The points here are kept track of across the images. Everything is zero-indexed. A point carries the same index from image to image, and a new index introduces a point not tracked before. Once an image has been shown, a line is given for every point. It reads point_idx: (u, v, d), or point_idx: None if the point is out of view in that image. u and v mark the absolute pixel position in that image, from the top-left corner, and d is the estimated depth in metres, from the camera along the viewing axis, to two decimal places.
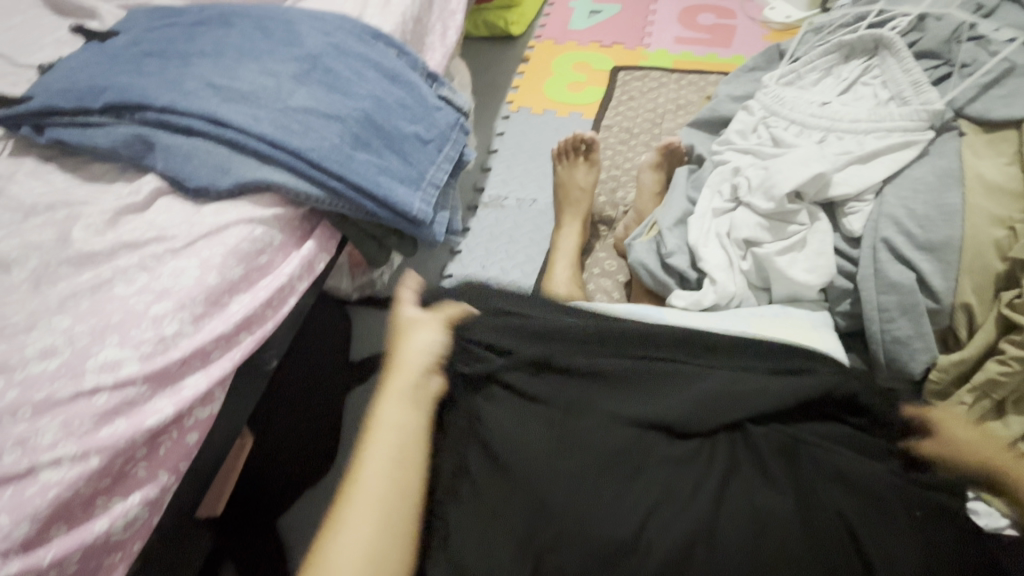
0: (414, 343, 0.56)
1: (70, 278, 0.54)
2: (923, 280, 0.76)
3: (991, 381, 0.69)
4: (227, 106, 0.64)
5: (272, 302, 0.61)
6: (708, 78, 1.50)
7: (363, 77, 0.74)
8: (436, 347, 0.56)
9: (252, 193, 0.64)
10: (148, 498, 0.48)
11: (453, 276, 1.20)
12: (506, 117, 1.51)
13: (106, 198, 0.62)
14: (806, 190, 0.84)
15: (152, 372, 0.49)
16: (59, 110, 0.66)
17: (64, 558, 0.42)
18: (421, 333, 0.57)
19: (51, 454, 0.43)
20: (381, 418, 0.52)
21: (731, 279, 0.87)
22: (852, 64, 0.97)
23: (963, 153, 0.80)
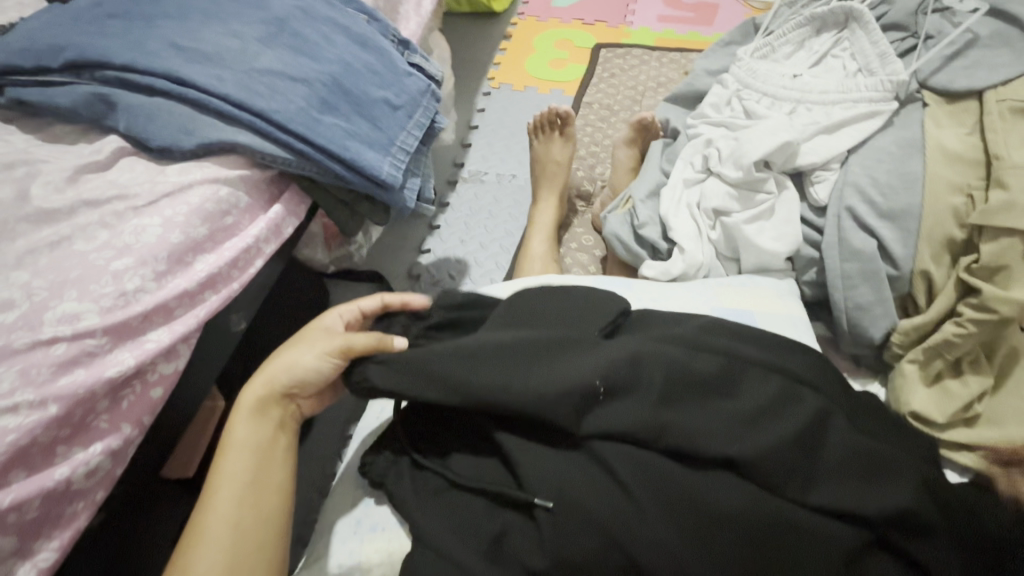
0: (293, 355, 0.56)
1: (29, 235, 0.54)
2: (884, 247, 0.77)
3: (945, 343, 0.71)
4: (190, 66, 0.64)
5: (237, 262, 0.61)
6: (688, 56, 1.51)
7: (331, 41, 0.73)
8: (319, 366, 0.55)
9: (218, 154, 0.64)
10: (110, 449, 0.49)
11: (431, 250, 1.20)
12: (487, 94, 1.50)
13: (67, 157, 0.62)
14: (773, 159, 0.85)
15: (112, 325, 0.50)
16: (18, 68, 0.65)
17: (23, 503, 0.43)
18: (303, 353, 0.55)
19: (8, 401, 0.44)
20: (230, 442, 0.52)
21: (700, 248, 0.89)
22: (824, 37, 0.98)
23: (925, 123, 0.81)
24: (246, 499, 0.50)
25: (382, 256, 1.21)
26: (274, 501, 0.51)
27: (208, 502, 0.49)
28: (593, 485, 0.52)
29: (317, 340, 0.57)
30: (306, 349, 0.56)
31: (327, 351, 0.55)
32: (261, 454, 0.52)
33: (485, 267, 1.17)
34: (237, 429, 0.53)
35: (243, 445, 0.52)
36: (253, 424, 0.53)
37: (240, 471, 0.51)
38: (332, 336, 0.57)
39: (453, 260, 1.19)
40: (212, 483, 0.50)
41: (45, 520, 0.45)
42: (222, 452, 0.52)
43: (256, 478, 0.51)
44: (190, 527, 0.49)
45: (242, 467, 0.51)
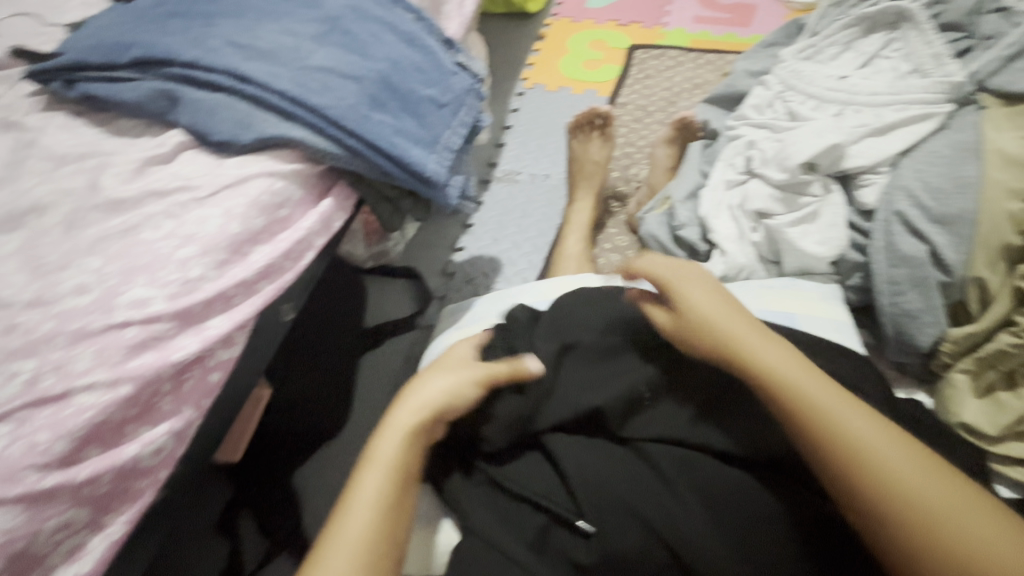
0: (431, 379, 0.56)
1: (100, 224, 0.57)
2: (935, 252, 0.75)
3: (999, 353, 0.69)
4: (248, 63, 0.66)
5: (290, 254, 0.63)
6: (725, 58, 1.49)
7: (381, 40, 0.75)
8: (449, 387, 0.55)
9: (272, 149, 0.66)
10: (173, 430, 0.51)
11: (464, 248, 1.21)
12: (522, 94, 1.51)
13: (133, 150, 0.65)
14: (819, 162, 0.84)
15: (178, 311, 0.52)
16: (88, 65, 0.68)
17: (97, 477, 0.45)
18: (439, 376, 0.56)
19: (85, 379, 0.46)
20: (376, 455, 0.52)
21: (741, 250, 0.88)
22: (873, 37, 0.96)
23: (981, 126, 0.78)
24: (382, 526, 0.48)
25: (417, 253, 1.22)
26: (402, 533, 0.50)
27: (345, 520, 0.48)
28: (640, 484, 0.53)
29: (462, 368, 0.57)
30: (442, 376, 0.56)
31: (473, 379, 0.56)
32: (402, 473, 0.51)
33: (518, 266, 1.17)
34: (384, 447, 0.52)
35: (389, 465, 0.51)
36: (399, 442, 0.52)
37: (379, 492, 0.50)
38: (468, 365, 0.58)
39: (486, 258, 1.19)
40: (351, 499, 0.50)
41: (115, 495, 0.47)
42: (365, 467, 0.52)
43: (392, 504, 0.50)
44: (319, 542, 0.48)
45: (382, 486, 0.50)
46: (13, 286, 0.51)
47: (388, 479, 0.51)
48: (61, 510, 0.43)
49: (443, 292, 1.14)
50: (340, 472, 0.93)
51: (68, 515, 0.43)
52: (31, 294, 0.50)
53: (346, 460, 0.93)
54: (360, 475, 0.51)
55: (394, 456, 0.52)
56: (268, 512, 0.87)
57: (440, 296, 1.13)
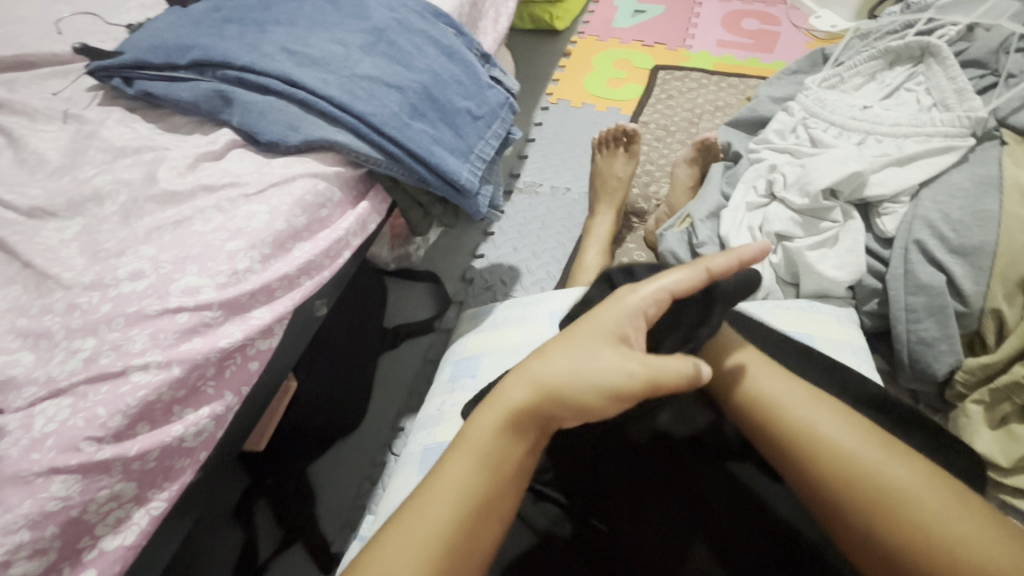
0: (581, 360, 0.46)
1: (155, 214, 0.60)
2: (953, 282, 0.76)
3: (1016, 384, 0.69)
4: (300, 69, 0.69)
5: (330, 252, 0.66)
6: (747, 82, 1.51)
7: (423, 53, 0.78)
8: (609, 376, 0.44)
9: (317, 151, 0.69)
10: (215, 413, 0.53)
11: (484, 255, 1.23)
12: (546, 108, 1.55)
13: (186, 146, 0.68)
14: (841, 188, 0.86)
15: (226, 300, 0.54)
16: (148, 64, 0.72)
17: (145, 453, 0.47)
18: (604, 359, 0.45)
19: (141, 359, 0.48)
20: (467, 438, 0.47)
21: (760, 271, 0.90)
22: (897, 70, 0.99)
23: (1003, 161, 0.80)
24: (462, 520, 0.44)
25: (438, 258, 1.25)
26: (488, 530, 0.45)
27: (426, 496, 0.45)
28: (690, 510, 0.55)
29: (602, 344, 0.47)
30: (584, 362, 0.46)
31: (630, 375, 0.44)
32: (492, 469, 0.46)
33: (537, 276, 1.18)
34: (480, 422, 0.47)
35: (477, 450, 0.46)
36: (491, 432, 0.46)
37: (463, 477, 0.45)
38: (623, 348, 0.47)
39: (505, 266, 1.20)
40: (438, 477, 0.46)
41: (159, 472, 0.49)
42: (456, 449, 0.47)
43: (466, 498, 0.45)
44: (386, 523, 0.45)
45: (466, 478, 0.45)
46: (74, 269, 0.54)
47: (477, 472, 0.45)
48: (113, 481, 0.45)
49: (462, 297, 1.16)
50: (351, 468, 0.96)
51: (118, 487, 0.46)
52: (90, 277, 0.53)
53: (360, 457, 0.97)
54: (450, 453, 0.47)
55: (483, 442, 0.46)
56: (282, 504, 0.88)
57: (458, 301, 1.15)
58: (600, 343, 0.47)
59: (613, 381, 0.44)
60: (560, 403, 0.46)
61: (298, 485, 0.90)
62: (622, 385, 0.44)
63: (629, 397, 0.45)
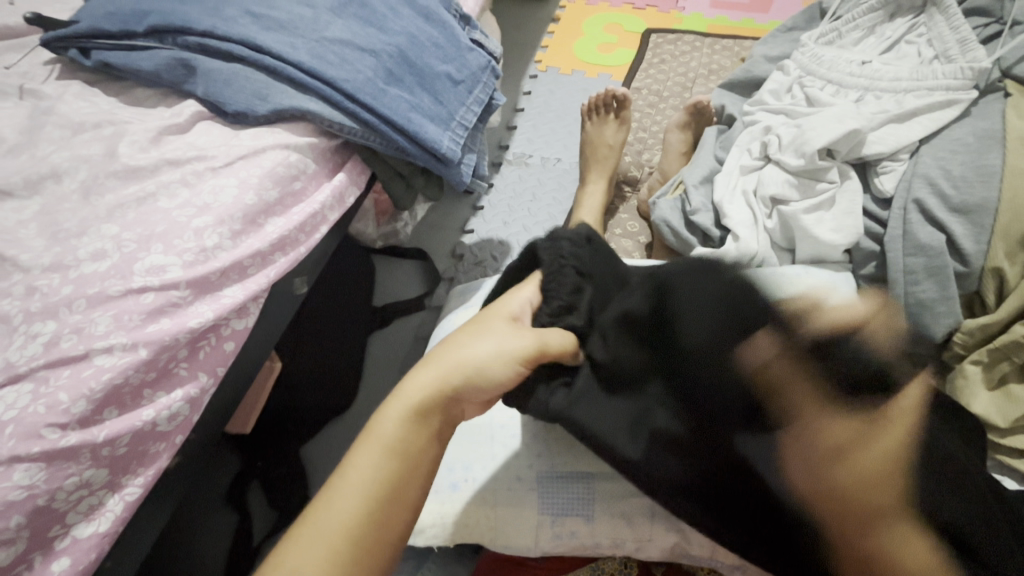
0: (470, 351, 0.44)
1: (118, 191, 0.57)
2: (953, 242, 0.74)
3: (1015, 343, 0.67)
4: (266, 33, 0.65)
5: (305, 227, 0.63)
6: (742, 44, 1.46)
7: (397, 14, 0.74)
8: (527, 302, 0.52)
9: (288, 121, 0.66)
10: (188, 396, 0.51)
11: (474, 231, 1.19)
12: (534, 76, 1.49)
13: (149, 119, 0.65)
14: (838, 148, 0.82)
15: (194, 278, 0.52)
16: (104, 33, 0.68)
17: (115, 438, 0.45)
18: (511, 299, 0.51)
19: (104, 342, 0.46)
20: (376, 434, 0.42)
21: (755, 237, 0.86)
22: (897, 22, 0.95)
23: (1007, 114, 0.77)
24: (364, 524, 0.39)
25: (427, 234, 1.21)
26: (394, 530, 0.41)
27: (328, 504, 0.40)
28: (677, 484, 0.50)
29: (488, 332, 0.46)
30: (476, 343, 0.45)
31: (515, 355, 0.44)
32: (406, 458, 0.42)
33: None
34: (361, 464, 0.41)
35: (353, 498, 0.40)
36: (404, 423, 0.42)
37: (372, 472, 0.41)
38: (512, 331, 0.46)
39: (496, 242, 1.16)
40: (340, 478, 0.41)
41: (132, 458, 0.47)
42: (363, 438, 0.42)
43: (385, 493, 0.41)
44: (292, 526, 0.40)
45: (379, 472, 0.41)
46: (32, 250, 0.51)
47: (388, 463, 0.41)
48: (81, 469, 0.44)
49: (452, 274, 1.13)
50: (346, 448, 0.94)
51: (87, 474, 0.44)
52: (49, 258, 0.51)
53: (354, 438, 0.95)
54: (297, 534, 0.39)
55: (396, 435, 0.42)
56: (274, 486, 0.87)
57: (449, 278, 1.12)
58: (496, 329, 0.47)
59: (500, 359, 0.44)
60: (469, 387, 0.44)
61: (292, 466, 0.89)
62: (519, 356, 0.44)
63: (525, 367, 0.45)
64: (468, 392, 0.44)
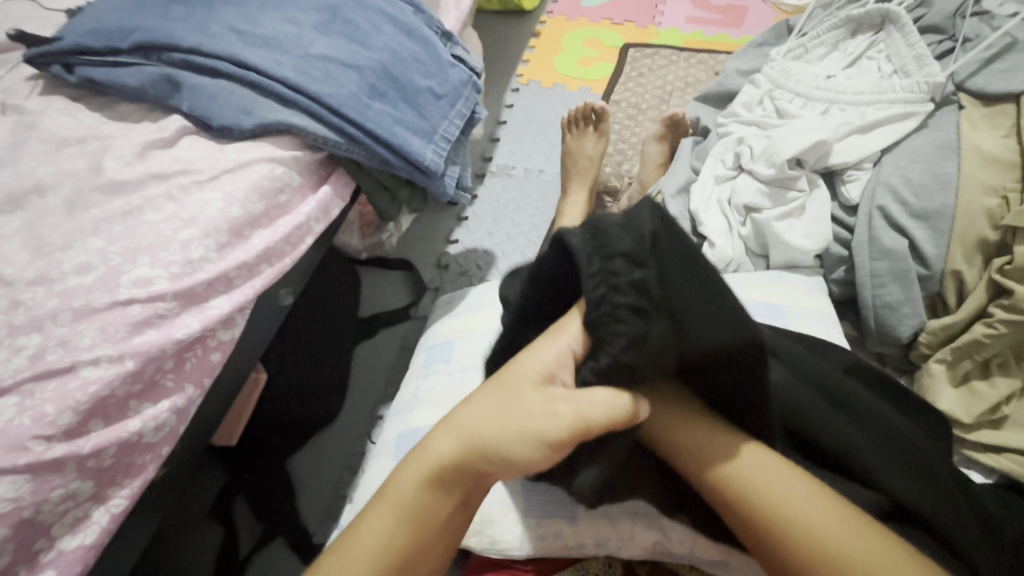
0: (485, 416, 0.41)
1: (103, 205, 0.58)
2: (915, 246, 0.78)
3: (975, 343, 0.71)
4: (251, 50, 0.67)
5: (291, 238, 0.64)
6: (716, 58, 1.51)
7: (380, 31, 0.76)
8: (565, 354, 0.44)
9: (273, 136, 0.67)
10: (175, 407, 0.51)
11: (458, 241, 1.21)
12: (516, 90, 1.52)
13: (134, 134, 0.65)
14: (805, 158, 0.86)
15: (180, 290, 0.52)
16: (88, 49, 0.69)
17: (101, 450, 0.46)
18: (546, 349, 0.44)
19: (90, 354, 0.47)
20: (388, 494, 0.44)
21: (730, 244, 0.90)
22: (859, 38, 1.00)
23: (961, 125, 0.82)
24: None
25: (412, 245, 1.22)
26: None
27: (346, 561, 0.42)
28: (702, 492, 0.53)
29: (518, 400, 0.41)
30: (492, 408, 0.42)
31: (544, 436, 0.39)
32: (414, 521, 0.42)
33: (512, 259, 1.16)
34: (372, 522, 0.43)
35: (364, 556, 0.42)
36: (414, 486, 0.43)
37: (387, 530, 0.42)
38: (545, 396, 0.40)
39: (480, 251, 1.18)
40: (355, 536, 0.43)
41: (118, 469, 0.48)
42: (378, 498, 0.44)
43: (393, 553, 0.42)
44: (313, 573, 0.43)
45: (389, 532, 0.42)
46: (16, 264, 0.52)
47: (397, 524, 0.42)
48: (67, 481, 0.44)
49: (437, 284, 1.14)
50: (333, 460, 0.94)
51: (73, 486, 0.44)
52: (34, 272, 0.51)
53: (341, 448, 0.95)
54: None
55: (405, 497, 0.43)
56: (259, 499, 0.87)
57: (434, 288, 1.13)
58: (524, 392, 0.41)
59: (528, 436, 0.39)
60: (488, 459, 0.41)
61: (278, 479, 0.89)
62: (547, 436, 0.39)
63: (560, 448, 0.39)
64: (486, 463, 0.41)
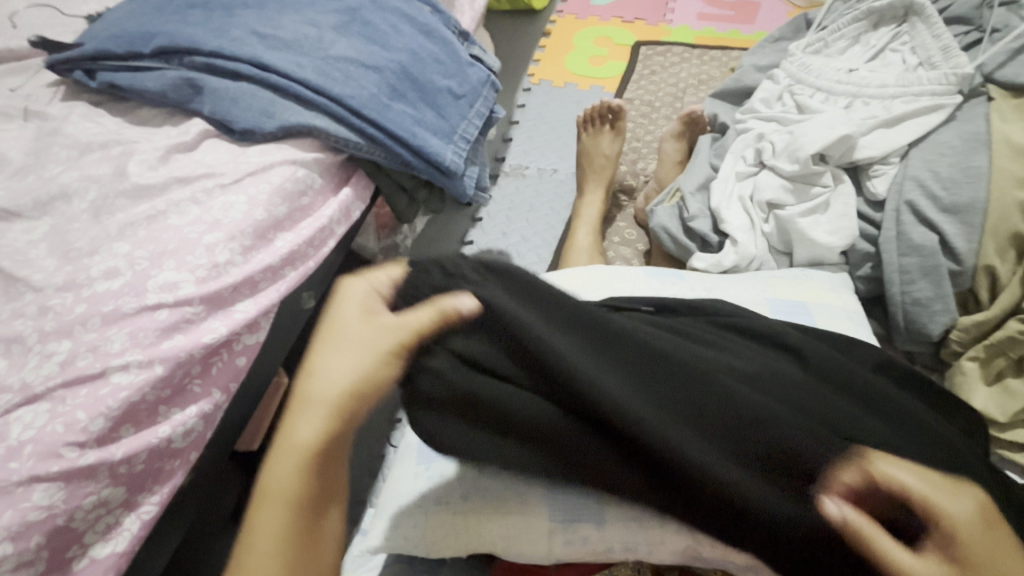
0: (331, 373, 0.39)
1: (128, 210, 0.57)
2: (945, 242, 0.76)
3: (1009, 339, 0.69)
4: (271, 52, 0.67)
5: (314, 241, 0.63)
6: (730, 54, 1.50)
7: (399, 31, 0.75)
8: (382, 281, 0.43)
9: (294, 138, 0.66)
10: (202, 412, 0.51)
11: (473, 242, 1.20)
12: (528, 90, 1.52)
13: (156, 138, 0.65)
14: (829, 153, 0.85)
15: (208, 294, 0.52)
16: (110, 54, 0.69)
17: (132, 456, 0.45)
18: (349, 291, 0.42)
19: (120, 359, 0.46)
20: (267, 496, 0.38)
21: (753, 241, 0.88)
22: (881, 31, 0.98)
23: (991, 117, 0.81)
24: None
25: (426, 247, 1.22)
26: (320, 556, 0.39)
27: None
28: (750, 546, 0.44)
29: (356, 343, 0.40)
30: (335, 362, 0.40)
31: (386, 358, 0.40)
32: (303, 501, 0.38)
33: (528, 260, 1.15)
34: (260, 525, 0.37)
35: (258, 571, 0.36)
36: (293, 471, 0.38)
37: (275, 533, 0.37)
38: (375, 331, 0.40)
39: (495, 252, 1.17)
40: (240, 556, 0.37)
41: (148, 476, 0.47)
42: (259, 503, 0.38)
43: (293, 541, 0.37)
44: None
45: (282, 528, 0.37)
46: (44, 270, 0.52)
47: (287, 518, 0.37)
48: (99, 487, 0.43)
49: None
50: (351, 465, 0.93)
51: (105, 493, 0.44)
52: (62, 277, 0.51)
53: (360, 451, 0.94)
54: None
55: (289, 484, 0.38)
56: None
57: None
58: (356, 336, 0.40)
59: (369, 365, 0.39)
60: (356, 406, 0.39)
61: None
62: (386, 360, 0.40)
63: (402, 355, 0.41)
64: (351, 410, 0.39)
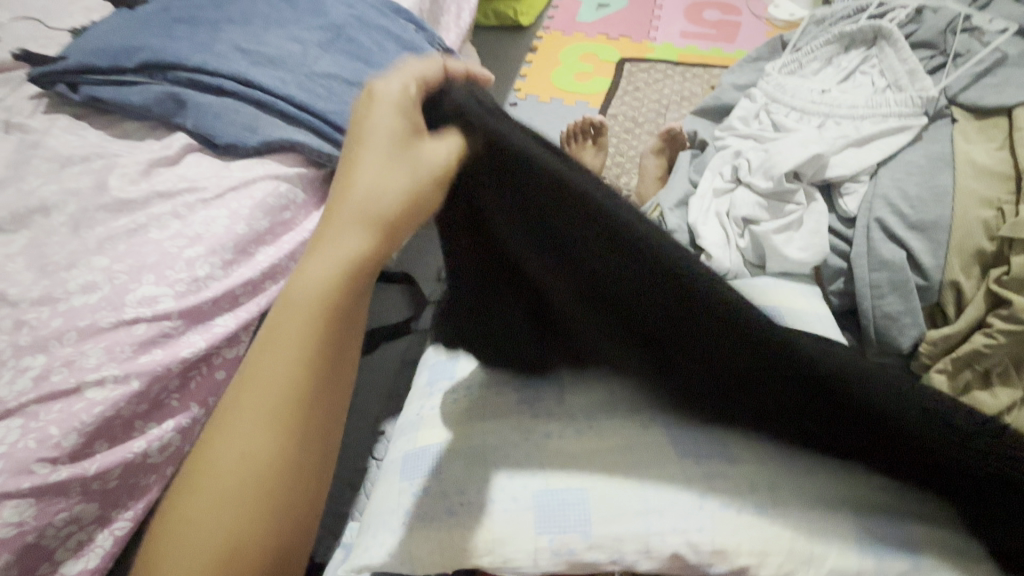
0: (353, 196, 0.39)
1: (108, 223, 0.58)
2: (913, 258, 0.78)
3: (974, 353, 0.72)
4: (255, 69, 0.68)
5: (296, 255, 0.64)
6: (711, 71, 1.53)
7: (384, 49, 0.77)
8: (388, 120, 0.41)
9: (277, 153, 0.67)
10: (180, 426, 0.51)
11: None
12: (514, 104, 1.54)
13: (139, 152, 0.66)
14: (804, 171, 0.88)
15: (187, 308, 0.52)
16: (94, 68, 0.69)
17: (105, 472, 0.45)
18: (366, 127, 0.41)
19: (96, 374, 0.47)
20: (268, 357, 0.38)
21: (727, 255, 0.90)
22: (852, 53, 1.02)
23: (955, 138, 0.84)
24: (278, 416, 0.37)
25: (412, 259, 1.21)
26: (313, 414, 0.38)
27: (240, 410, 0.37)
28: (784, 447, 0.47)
29: (362, 162, 0.40)
30: (360, 181, 0.39)
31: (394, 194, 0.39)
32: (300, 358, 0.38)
33: None
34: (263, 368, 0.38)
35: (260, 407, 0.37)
36: (298, 299, 0.38)
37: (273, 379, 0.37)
38: (392, 161, 0.40)
39: None
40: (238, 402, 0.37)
41: (122, 491, 0.47)
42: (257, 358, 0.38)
43: (285, 392, 0.37)
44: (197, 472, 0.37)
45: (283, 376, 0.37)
46: (21, 284, 0.52)
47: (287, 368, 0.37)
48: (71, 504, 0.43)
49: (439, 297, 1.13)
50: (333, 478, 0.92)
51: (77, 510, 0.44)
52: (38, 291, 0.51)
53: (343, 463, 0.94)
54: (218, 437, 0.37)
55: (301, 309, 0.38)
56: None
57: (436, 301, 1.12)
58: (373, 162, 0.40)
59: (383, 191, 0.39)
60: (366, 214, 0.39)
61: None
62: (399, 192, 0.39)
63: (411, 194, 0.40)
64: (362, 255, 0.39)
